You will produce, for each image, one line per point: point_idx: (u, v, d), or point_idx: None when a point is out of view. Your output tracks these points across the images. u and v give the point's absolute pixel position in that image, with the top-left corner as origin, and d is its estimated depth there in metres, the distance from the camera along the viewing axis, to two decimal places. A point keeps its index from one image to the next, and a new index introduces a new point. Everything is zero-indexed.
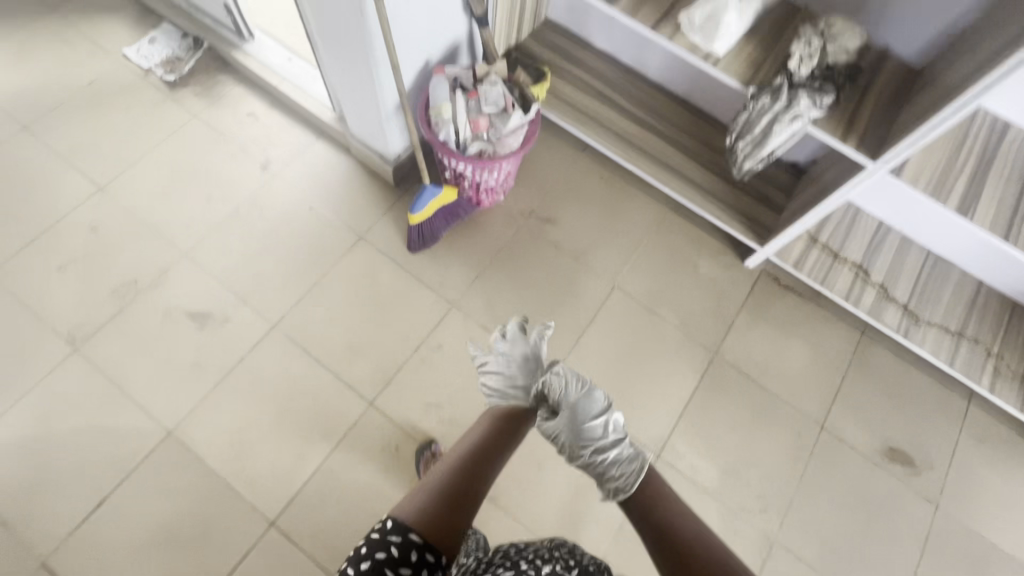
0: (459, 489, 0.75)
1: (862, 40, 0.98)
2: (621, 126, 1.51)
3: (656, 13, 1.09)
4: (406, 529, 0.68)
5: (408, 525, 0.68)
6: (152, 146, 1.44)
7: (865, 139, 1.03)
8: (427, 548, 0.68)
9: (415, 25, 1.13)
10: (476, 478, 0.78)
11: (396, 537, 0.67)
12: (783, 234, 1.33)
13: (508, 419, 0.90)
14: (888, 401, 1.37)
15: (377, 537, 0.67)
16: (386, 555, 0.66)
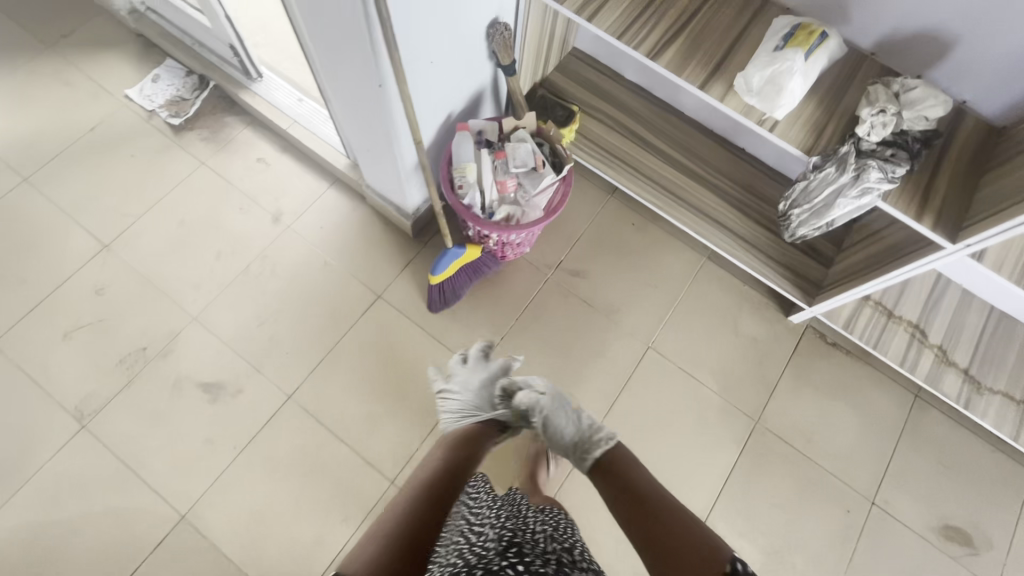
0: (416, 526, 0.73)
1: (946, 109, 0.86)
2: (655, 169, 1.40)
3: (704, 70, 0.99)
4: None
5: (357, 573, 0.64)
6: (157, 198, 1.36)
7: (942, 216, 0.92)
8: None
9: (439, 86, 1.03)
10: (434, 508, 0.77)
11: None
12: (835, 297, 1.23)
13: (465, 446, 0.91)
14: (944, 473, 1.27)
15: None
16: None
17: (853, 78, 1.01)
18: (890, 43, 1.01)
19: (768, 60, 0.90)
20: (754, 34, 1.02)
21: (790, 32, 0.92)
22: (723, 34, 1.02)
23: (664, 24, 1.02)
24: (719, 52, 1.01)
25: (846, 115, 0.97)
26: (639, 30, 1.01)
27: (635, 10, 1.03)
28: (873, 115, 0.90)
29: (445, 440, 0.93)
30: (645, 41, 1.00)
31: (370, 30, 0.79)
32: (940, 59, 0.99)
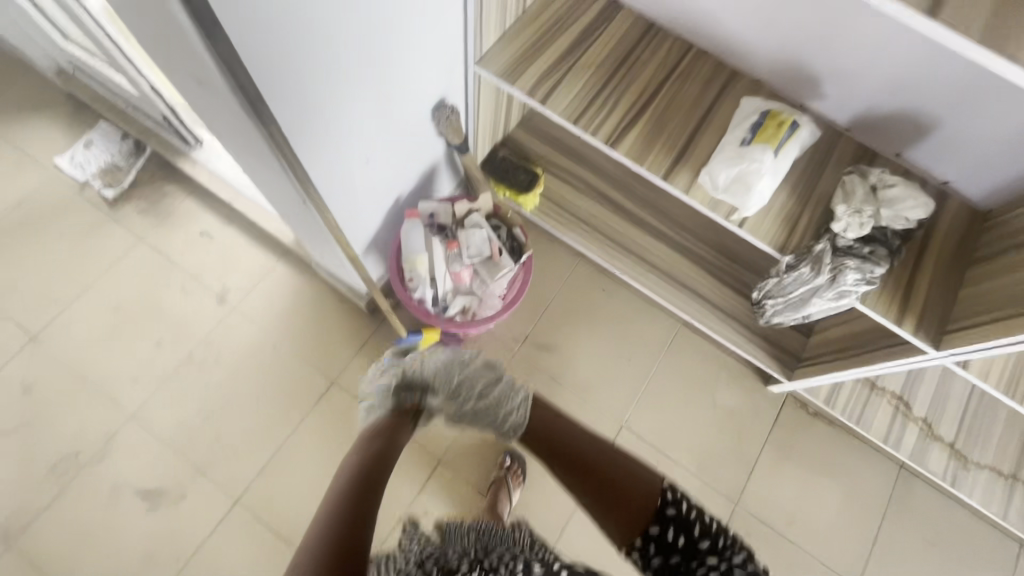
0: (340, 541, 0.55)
1: (927, 212, 0.79)
2: (626, 233, 1.31)
3: (668, 158, 0.91)
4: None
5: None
6: (91, 280, 1.27)
7: (923, 319, 0.85)
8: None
9: (379, 179, 0.95)
10: (357, 519, 0.58)
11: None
12: (814, 377, 1.16)
13: (382, 444, 0.73)
14: (932, 550, 1.22)
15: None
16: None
17: (828, 160, 0.94)
18: (867, 120, 0.94)
19: (735, 157, 0.82)
20: (721, 113, 0.94)
21: (757, 121, 0.84)
22: (687, 114, 0.94)
23: (623, 104, 0.94)
24: (683, 134, 0.93)
25: (821, 205, 0.90)
26: (596, 114, 0.93)
27: (591, 89, 0.94)
28: (849, 214, 0.83)
29: (360, 441, 0.73)
30: (603, 126, 0.92)
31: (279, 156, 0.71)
32: (921, 138, 0.91)
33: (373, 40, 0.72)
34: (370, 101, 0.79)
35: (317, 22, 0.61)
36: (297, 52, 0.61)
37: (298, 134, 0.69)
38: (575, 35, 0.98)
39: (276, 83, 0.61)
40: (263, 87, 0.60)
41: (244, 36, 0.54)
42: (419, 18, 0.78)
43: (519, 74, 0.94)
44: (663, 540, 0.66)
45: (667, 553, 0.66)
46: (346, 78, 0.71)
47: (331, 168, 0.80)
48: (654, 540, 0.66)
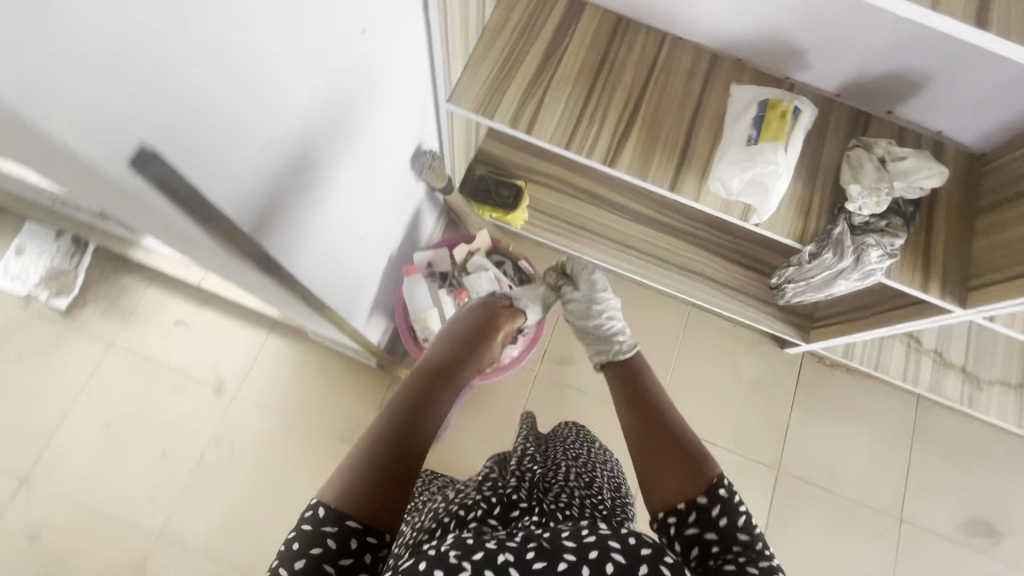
0: (393, 456, 0.58)
1: (941, 180, 0.78)
2: (622, 228, 1.26)
3: (670, 166, 0.86)
4: (342, 515, 0.51)
5: (342, 512, 0.51)
6: (70, 402, 1.16)
7: (946, 279, 0.86)
8: (369, 528, 0.51)
9: (371, 254, 0.87)
10: (412, 439, 0.61)
11: (331, 528, 0.50)
12: (831, 339, 1.17)
13: (444, 369, 0.74)
14: (960, 468, 1.29)
15: (309, 530, 0.50)
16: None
17: (825, 133, 0.91)
18: (857, 85, 0.90)
19: (745, 160, 0.78)
20: (712, 104, 0.90)
21: (759, 116, 0.80)
22: (679, 113, 0.89)
23: (612, 115, 0.88)
24: (679, 136, 0.88)
25: (830, 184, 0.88)
26: (587, 132, 0.87)
27: (575, 105, 0.88)
28: (865, 194, 0.81)
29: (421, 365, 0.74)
30: (596, 145, 0.87)
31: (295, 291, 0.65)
32: (910, 98, 0.89)
33: (352, 131, 0.63)
34: (352, 188, 0.70)
35: (295, 151, 0.52)
36: (287, 193, 0.54)
37: (286, 260, 0.60)
38: (545, 47, 0.90)
39: (269, 233, 0.53)
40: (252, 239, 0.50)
41: (245, 217, 0.48)
42: (391, 94, 0.70)
43: (492, 106, 0.86)
44: (705, 517, 0.55)
45: (703, 530, 0.54)
46: (334, 180, 0.64)
47: (322, 270, 0.71)
48: (697, 512, 0.55)
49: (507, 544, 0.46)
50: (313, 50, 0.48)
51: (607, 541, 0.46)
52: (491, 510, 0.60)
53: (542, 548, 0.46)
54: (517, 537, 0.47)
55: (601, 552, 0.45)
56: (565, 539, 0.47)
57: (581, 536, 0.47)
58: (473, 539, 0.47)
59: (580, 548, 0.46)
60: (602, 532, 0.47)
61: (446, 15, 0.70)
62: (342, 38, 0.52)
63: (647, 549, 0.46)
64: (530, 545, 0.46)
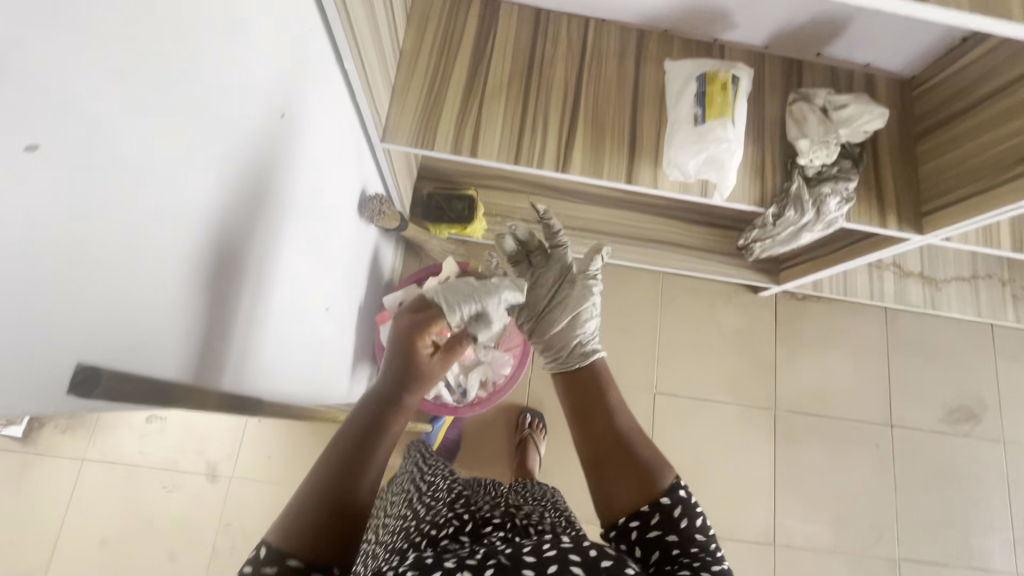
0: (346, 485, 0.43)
1: (883, 120, 0.80)
2: (582, 214, 1.23)
3: (623, 158, 0.84)
4: (282, 553, 0.40)
5: (285, 549, 0.40)
6: (58, 530, 1.08)
7: (902, 209, 0.87)
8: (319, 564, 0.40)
9: (340, 321, 0.82)
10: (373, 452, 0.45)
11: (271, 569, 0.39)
12: (800, 279, 1.21)
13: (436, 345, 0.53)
14: (933, 365, 1.37)
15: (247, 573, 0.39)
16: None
17: (764, 87, 0.89)
18: (785, 36, 0.88)
19: (697, 142, 0.78)
20: (650, 84, 0.87)
21: (701, 92, 0.79)
22: (619, 103, 0.86)
23: (553, 120, 0.85)
24: (625, 125, 0.85)
25: (778, 141, 0.88)
26: (532, 142, 0.83)
27: (514, 118, 0.84)
28: (814, 147, 0.82)
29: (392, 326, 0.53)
30: (545, 154, 0.83)
31: (279, 395, 0.62)
32: (835, 40, 0.88)
33: (295, 221, 0.57)
34: (307, 274, 0.64)
35: (254, 273, 0.48)
36: (256, 315, 0.51)
37: (256, 382, 0.55)
38: (467, 63, 0.85)
39: (245, 362, 0.50)
40: (217, 387, 0.45)
41: (219, 362, 0.45)
42: (329, 162, 0.66)
43: (432, 138, 0.81)
44: (668, 519, 0.47)
45: (664, 532, 0.47)
46: (296, 274, 0.60)
47: (295, 367, 0.66)
48: (659, 513, 0.47)
49: (466, 564, 0.39)
50: (236, 165, 0.42)
51: (568, 554, 0.39)
52: (462, 528, 0.49)
53: (501, 565, 0.39)
54: (477, 554, 0.41)
55: (560, 566, 0.39)
56: (526, 554, 0.40)
57: (543, 551, 0.40)
58: (433, 559, 0.41)
59: (540, 563, 0.39)
60: (563, 545, 0.40)
61: (363, 63, 0.65)
62: (263, 137, 0.45)
63: (608, 561, 0.39)
64: (489, 562, 0.40)
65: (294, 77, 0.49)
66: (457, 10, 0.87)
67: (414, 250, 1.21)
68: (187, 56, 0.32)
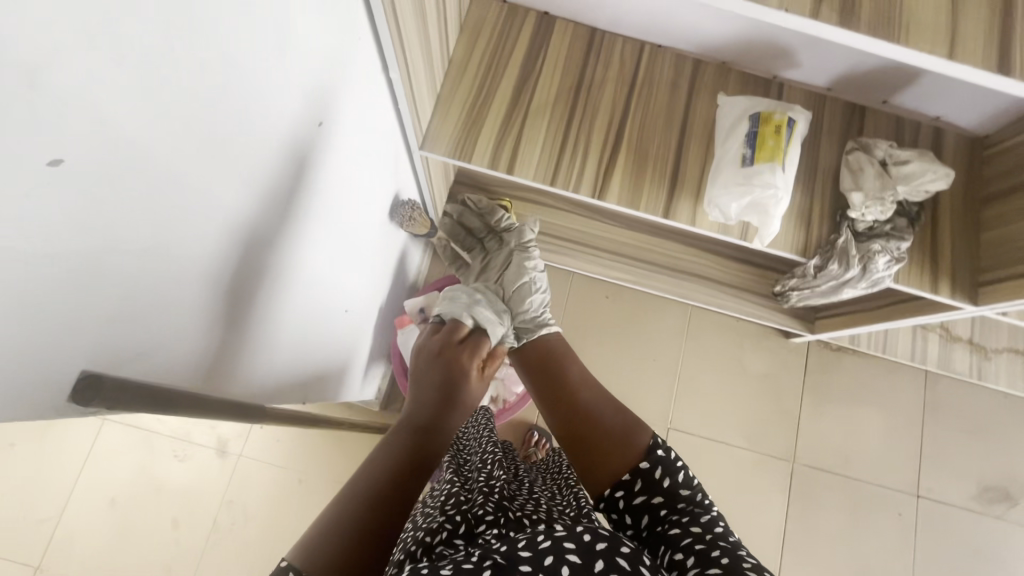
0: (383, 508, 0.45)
1: (948, 181, 0.75)
2: (613, 238, 1.21)
3: (662, 190, 0.82)
4: None
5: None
6: (72, 483, 1.13)
7: (957, 275, 0.82)
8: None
9: (358, 323, 0.82)
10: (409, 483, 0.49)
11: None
12: (837, 331, 1.15)
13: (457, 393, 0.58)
14: (971, 437, 1.29)
15: None
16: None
17: (821, 130, 0.85)
18: (849, 80, 0.83)
19: (742, 184, 0.74)
20: (699, 117, 0.85)
21: (752, 132, 0.76)
22: (665, 134, 0.84)
23: (595, 144, 0.83)
24: (669, 157, 0.83)
25: (829, 190, 0.84)
26: (570, 165, 0.82)
27: (555, 138, 0.82)
28: (868, 203, 0.77)
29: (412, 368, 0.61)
30: (582, 178, 0.82)
31: (291, 396, 0.63)
32: (903, 87, 0.82)
33: (321, 228, 0.57)
34: (330, 278, 0.65)
35: (274, 278, 0.48)
36: (272, 319, 0.51)
37: (264, 386, 0.55)
38: (514, 79, 0.84)
39: (257, 365, 0.51)
40: (224, 391, 0.45)
41: (231, 366, 0.46)
42: (364, 168, 0.66)
43: (469, 152, 0.81)
44: (650, 482, 0.52)
45: (650, 496, 0.51)
46: (319, 278, 0.61)
47: (307, 369, 0.66)
48: (641, 479, 0.52)
49: (463, 567, 0.37)
50: (268, 174, 0.42)
51: (563, 543, 0.38)
52: (456, 531, 0.46)
53: (498, 565, 0.37)
54: (473, 555, 0.38)
55: (557, 557, 0.37)
56: (521, 549, 0.38)
57: (537, 543, 0.38)
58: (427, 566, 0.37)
59: (536, 556, 0.37)
60: (557, 534, 0.39)
61: (409, 74, 0.65)
62: (299, 146, 0.46)
63: (603, 543, 0.38)
64: (486, 564, 0.37)
65: (335, 88, 0.49)
66: (511, 24, 0.86)
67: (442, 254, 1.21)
68: (222, 62, 0.32)
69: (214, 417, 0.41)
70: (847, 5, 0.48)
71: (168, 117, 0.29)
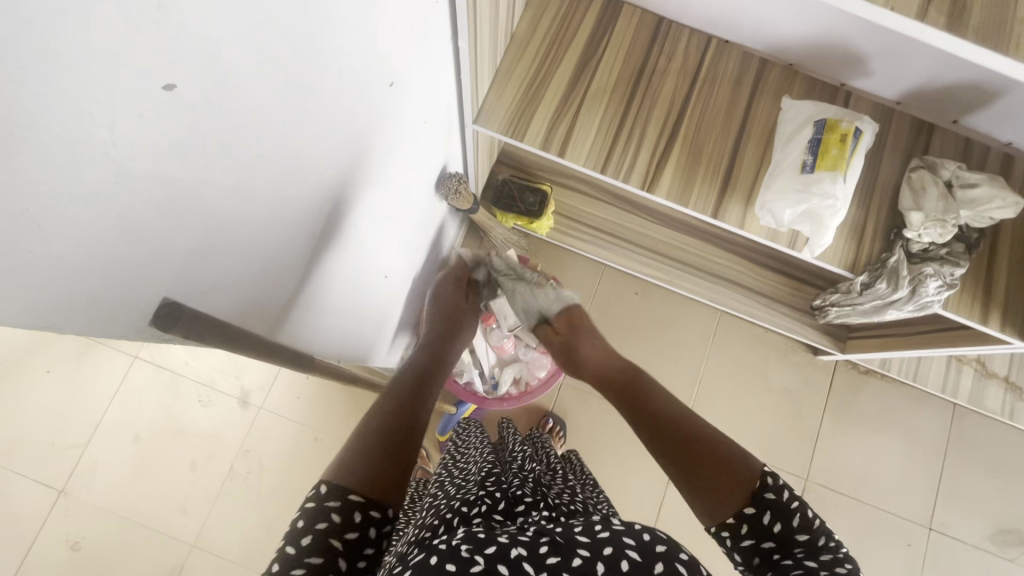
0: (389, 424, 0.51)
1: (1017, 210, 0.72)
2: (651, 235, 1.20)
3: (714, 190, 0.80)
4: (345, 490, 0.43)
5: (345, 486, 0.43)
6: (99, 416, 1.16)
7: (1012, 308, 0.78)
8: (375, 502, 0.43)
9: (394, 292, 0.83)
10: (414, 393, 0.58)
11: (334, 503, 0.42)
12: (868, 352, 1.13)
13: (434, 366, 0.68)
14: (993, 477, 1.26)
15: (311, 508, 0.42)
16: (316, 571, 0.40)
17: (884, 143, 0.82)
18: (921, 95, 0.80)
19: (798, 192, 0.73)
20: (760, 119, 0.82)
21: (816, 138, 0.74)
22: (722, 132, 0.82)
23: (648, 137, 0.81)
24: (724, 157, 0.81)
25: (886, 206, 0.81)
26: (623, 154, 0.81)
27: (610, 126, 0.81)
28: (927, 224, 0.75)
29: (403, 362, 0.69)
30: (632, 169, 0.81)
31: (326, 353, 0.63)
32: (980, 109, 0.78)
33: (377, 190, 0.57)
34: (376, 241, 0.65)
35: (331, 235, 0.49)
36: (324, 277, 0.52)
37: (308, 341, 0.55)
38: (575, 61, 0.82)
39: (303, 320, 0.51)
40: (276, 340, 0.46)
41: (283, 316, 0.46)
42: (421, 134, 0.65)
43: (519, 133, 0.80)
44: (759, 526, 0.46)
45: (760, 539, 0.45)
46: (367, 239, 0.60)
47: (344, 330, 0.67)
48: (748, 523, 0.46)
49: (520, 539, 0.38)
50: (341, 132, 0.42)
51: (621, 537, 0.38)
52: (495, 506, 0.46)
53: (556, 543, 0.38)
54: (529, 531, 0.40)
55: (616, 549, 0.38)
56: (578, 533, 0.39)
57: (596, 532, 0.39)
58: (485, 532, 0.39)
59: (594, 544, 0.38)
60: (615, 527, 0.39)
61: (476, 45, 0.65)
62: (371, 107, 0.45)
63: (662, 546, 0.38)
64: (543, 540, 0.38)
65: (411, 51, 0.49)
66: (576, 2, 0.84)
67: (476, 232, 1.20)
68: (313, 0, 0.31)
69: (266, 363, 0.42)
70: (955, 13, 0.46)
71: (256, 44, 0.28)
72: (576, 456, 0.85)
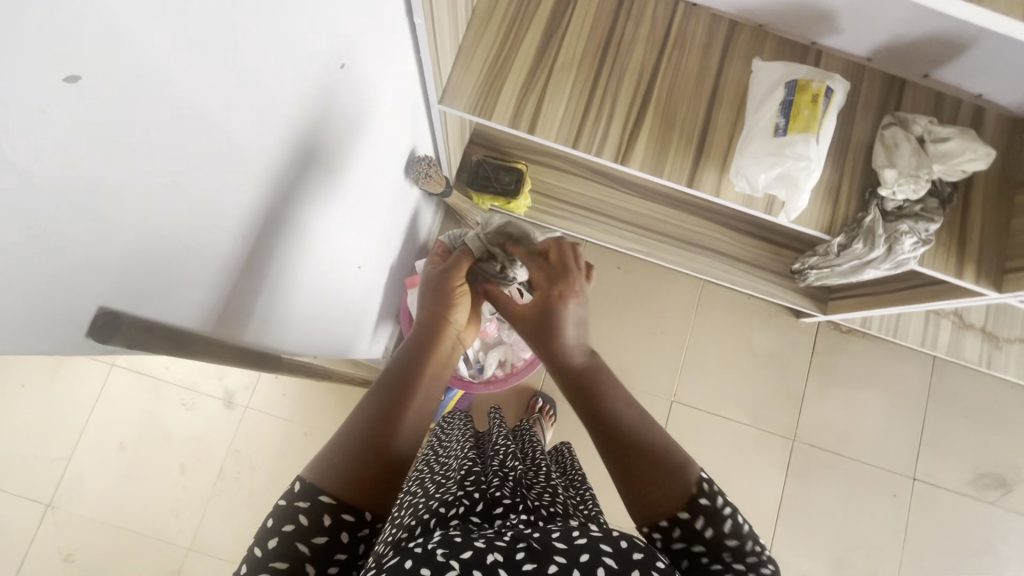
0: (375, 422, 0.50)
1: (988, 162, 0.72)
2: (630, 209, 1.18)
3: (688, 159, 0.79)
4: (315, 490, 0.46)
5: (317, 486, 0.46)
6: (80, 427, 1.14)
7: (985, 260, 0.79)
8: (346, 505, 0.46)
9: (370, 282, 0.81)
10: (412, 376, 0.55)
11: (303, 503, 0.45)
12: (847, 313, 1.14)
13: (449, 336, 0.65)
14: (972, 425, 1.29)
15: (284, 506, 0.46)
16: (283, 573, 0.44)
17: (856, 101, 0.81)
18: (892, 49, 0.79)
19: (772, 155, 0.72)
20: (731, 83, 0.81)
21: (788, 100, 0.72)
22: (695, 98, 0.80)
23: (620, 107, 0.79)
24: (697, 124, 0.80)
25: (860, 166, 0.81)
26: (595, 126, 0.79)
27: (581, 98, 0.79)
28: (901, 181, 0.75)
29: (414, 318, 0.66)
30: (605, 143, 0.79)
31: (300, 350, 0.62)
32: (951, 61, 0.77)
33: (339, 178, 0.55)
34: (345, 230, 0.63)
35: (291, 228, 0.47)
36: (288, 273, 0.50)
37: (278, 339, 0.54)
38: (541, 33, 0.80)
39: (269, 318, 0.50)
40: (239, 341, 0.45)
41: (246, 314, 0.45)
42: (383, 117, 0.63)
43: (487, 111, 0.78)
44: (692, 531, 0.45)
45: (690, 543, 0.45)
46: (334, 229, 0.59)
47: (319, 324, 0.66)
48: (681, 528, 0.46)
49: (496, 544, 0.38)
50: (288, 120, 0.40)
51: (599, 544, 0.38)
52: (473, 508, 0.46)
53: (532, 549, 0.38)
54: (506, 535, 0.39)
55: (592, 556, 0.37)
56: (556, 539, 0.39)
57: (573, 538, 0.39)
58: (461, 536, 0.39)
59: (571, 551, 0.38)
60: (592, 533, 0.39)
61: (434, 20, 0.62)
62: (320, 93, 0.43)
63: (639, 554, 0.38)
64: (520, 545, 0.38)
65: (361, 29, 0.47)
66: None
67: (454, 215, 1.18)
68: None
69: (227, 366, 0.40)
70: None
71: (178, 34, 0.26)
72: (569, 451, 0.85)
